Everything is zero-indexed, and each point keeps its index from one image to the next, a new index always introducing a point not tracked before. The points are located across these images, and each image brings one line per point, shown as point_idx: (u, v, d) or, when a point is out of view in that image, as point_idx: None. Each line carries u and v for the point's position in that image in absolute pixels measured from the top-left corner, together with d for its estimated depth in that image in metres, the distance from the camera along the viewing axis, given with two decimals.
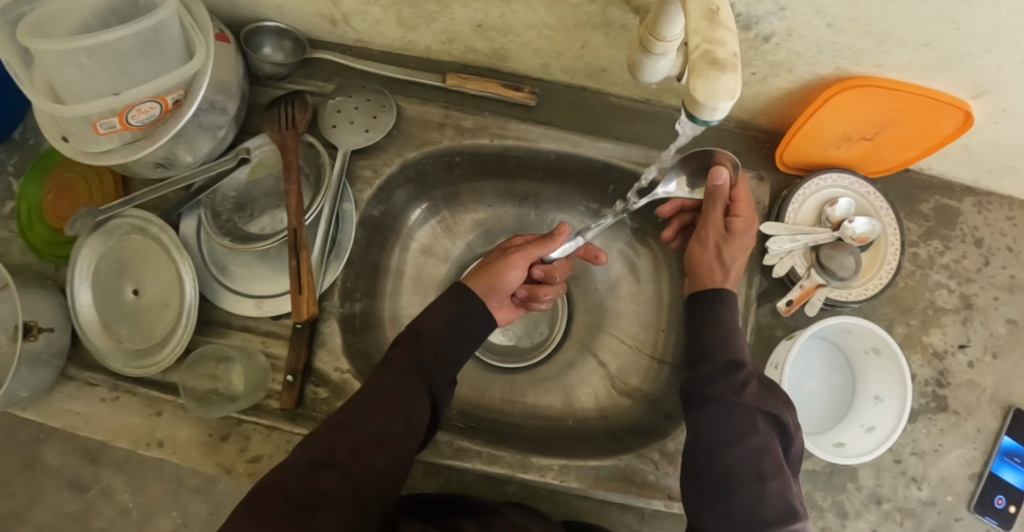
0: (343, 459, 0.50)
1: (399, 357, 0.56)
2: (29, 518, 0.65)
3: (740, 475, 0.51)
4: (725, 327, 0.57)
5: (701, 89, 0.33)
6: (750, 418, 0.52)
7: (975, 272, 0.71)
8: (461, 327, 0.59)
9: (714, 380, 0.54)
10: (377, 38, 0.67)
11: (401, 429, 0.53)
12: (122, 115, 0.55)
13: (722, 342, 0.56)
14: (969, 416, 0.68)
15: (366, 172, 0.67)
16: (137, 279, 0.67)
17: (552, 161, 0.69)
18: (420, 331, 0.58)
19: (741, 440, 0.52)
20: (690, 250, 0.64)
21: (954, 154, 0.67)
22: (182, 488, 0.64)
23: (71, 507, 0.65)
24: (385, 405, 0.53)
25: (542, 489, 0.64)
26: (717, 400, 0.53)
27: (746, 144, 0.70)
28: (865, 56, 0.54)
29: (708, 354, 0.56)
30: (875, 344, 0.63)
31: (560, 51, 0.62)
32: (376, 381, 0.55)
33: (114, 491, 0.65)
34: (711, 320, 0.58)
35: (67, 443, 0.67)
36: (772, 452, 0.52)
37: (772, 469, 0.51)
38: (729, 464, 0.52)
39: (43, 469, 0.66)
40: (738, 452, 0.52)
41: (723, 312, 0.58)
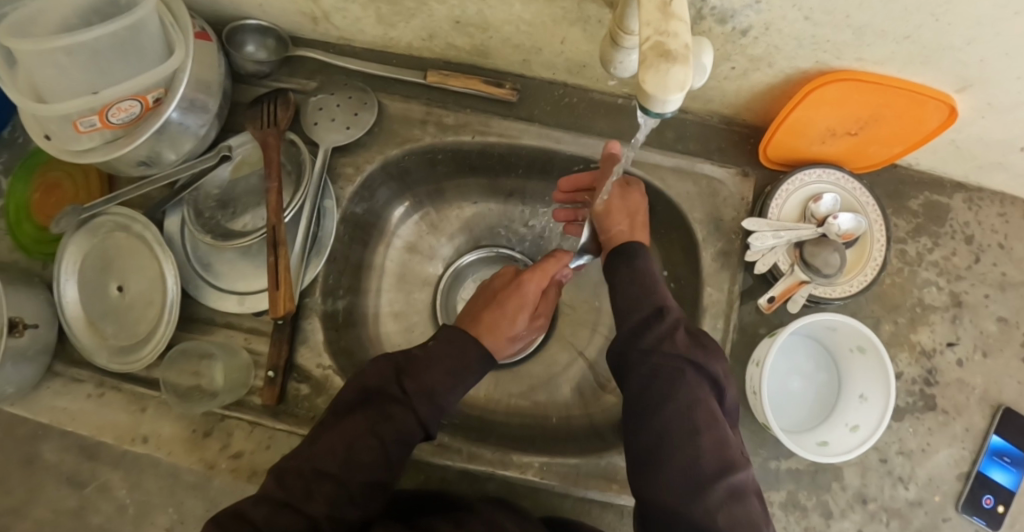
0: (316, 510, 0.51)
1: (400, 418, 0.54)
2: (27, 514, 0.67)
3: (674, 432, 0.50)
4: (641, 279, 0.58)
5: (650, 81, 0.33)
6: (676, 373, 0.52)
7: (966, 269, 0.70)
8: (459, 371, 0.57)
9: (640, 336, 0.55)
10: (358, 35, 0.67)
11: (377, 483, 0.54)
12: (102, 113, 0.56)
13: (650, 291, 0.57)
14: (958, 415, 0.67)
15: (348, 169, 0.67)
16: (122, 276, 0.67)
17: (534, 157, 0.69)
18: (430, 387, 0.56)
19: (672, 399, 0.51)
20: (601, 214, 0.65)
21: (942, 149, 0.65)
22: (178, 484, 0.65)
23: (70, 503, 0.66)
24: (367, 464, 0.53)
25: (522, 487, 0.64)
26: (647, 358, 0.53)
27: (730, 140, 0.69)
28: (845, 49, 0.53)
29: (634, 308, 0.56)
30: (860, 343, 0.62)
31: (539, 47, 0.62)
32: (362, 434, 0.54)
33: (111, 487, 0.66)
34: (633, 272, 0.59)
35: (65, 439, 0.68)
36: (702, 406, 0.51)
37: (705, 423, 0.50)
38: (664, 422, 0.51)
39: (43, 465, 0.68)
40: (668, 411, 0.51)
41: (637, 261, 0.59)
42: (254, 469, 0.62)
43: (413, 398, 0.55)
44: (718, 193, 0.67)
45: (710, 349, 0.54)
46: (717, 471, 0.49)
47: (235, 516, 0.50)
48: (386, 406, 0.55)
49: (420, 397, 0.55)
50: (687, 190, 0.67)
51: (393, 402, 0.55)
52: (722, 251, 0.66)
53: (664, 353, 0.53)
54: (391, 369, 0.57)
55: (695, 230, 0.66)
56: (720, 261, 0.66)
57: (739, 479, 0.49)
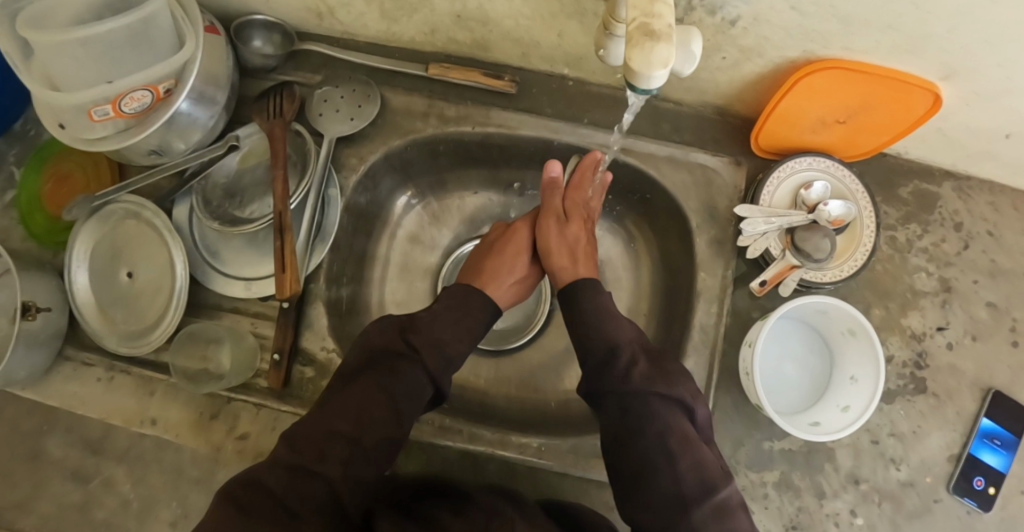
0: (332, 471, 0.51)
1: (410, 373, 0.57)
2: (30, 509, 0.67)
3: (654, 460, 0.52)
4: (598, 315, 0.59)
5: (636, 59, 0.35)
6: (643, 404, 0.53)
7: (955, 256, 0.71)
8: (462, 329, 0.61)
9: (603, 374, 0.56)
10: (363, 30, 0.69)
11: (390, 440, 0.55)
12: (116, 102, 0.58)
13: (609, 327, 0.58)
14: (948, 399, 0.69)
15: (353, 160, 0.69)
16: (132, 263, 0.69)
17: (532, 147, 0.71)
18: (438, 342, 0.59)
19: (642, 432, 0.52)
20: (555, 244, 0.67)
21: (930, 138, 0.67)
22: (182, 479, 0.66)
23: (74, 500, 0.68)
24: (381, 421, 0.55)
25: (520, 467, 0.66)
26: (611, 394, 0.54)
27: (724, 130, 0.71)
28: (832, 39, 0.55)
29: (591, 346, 0.57)
30: (851, 326, 0.63)
31: (537, 40, 0.64)
32: (373, 391, 0.55)
33: (115, 482, 0.67)
34: (589, 312, 0.59)
35: (70, 435, 0.69)
36: (676, 431, 0.52)
37: (680, 447, 0.51)
38: (640, 452, 0.52)
39: (47, 459, 0.69)
40: (641, 442, 0.52)
41: (594, 299, 0.60)
42: (260, 451, 0.65)
43: (422, 352, 0.58)
44: (712, 182, 0.68)
45: (673, 375, 0.55)
46: (700, 490, 0.50)
47: (248, 482, 0.50)
48: (395, 363, 0.57)
49: (428, 353, 0.58)
50: (682, 179, 0.69)
51: (401, 359, 0.58)
52: (717, 238, 0.67)
53: (627, 389, 0.54)
54: (396, 329, 0.60)
55: (690, 217, 0.68)
56: (714, 248, 0.67)
57: (722, 495, 0.51)
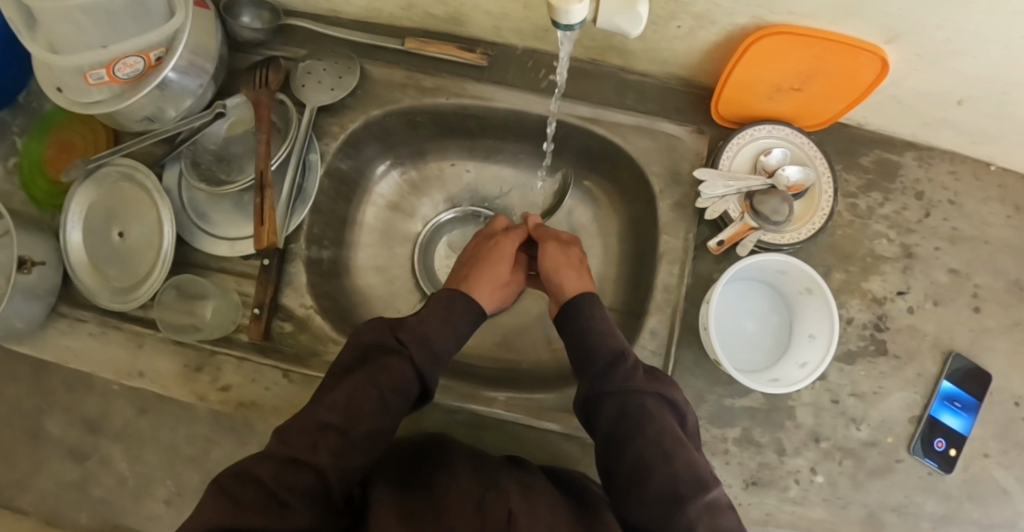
0: (322, 460, 0.53)
1: (397, 368, 0.59)
2: (31, 486, 0.73)
3: (648, 461, 0.55)
4: (595, 325, 0.62)
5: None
6: (643, 408, 0.57)
7: (916, 223, 0.73)
8: (445, 323, 0.62)
9: (602, 379, 0.59)
10: (345, 6, 0.73)
11: (378, 432, 0.57)
12: (109, 67, 0.62)
13: (602, 330, 0.61)
14: (910, 361, 0.70)
15: (334, 128, 0.73)
16: (124, 223, 0.73)
17: (505, 118, 0.74)
18: (424, 338, 0.61)
19: (639, 432, 0.56)
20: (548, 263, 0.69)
21: (887, 105, 0.70)
22: (177, 457, 0.71)
23: (72, 475, 0.73)
24: (370, 413, 0.56)
25: (488, 420, 0.68)
26: (613, 397, 0.58)
27: (688, 100, 0.73)
28: (778, 3, 0.58)
29: (593, 354, 0.60)
30: (808, 285, 0.66)
31: (506, 12, 0.68)
32: (362, 387, 0.57)
33: (114, 460, 0.72)
34: (590, 319, 0.62)
35: (68, 415, 0.74)
36: (670, 430, 0.56)
37: (674, 447, 0.55)
38: (636, 453, 0.55)
39: (46, 438, 0.74)
40: (636, 444, 0.55)
41: (594, 311, 0.63)
42: (241, 400, 0.68)
43: (409, 347, 0.60)
44: (676, 148, 0.71)
45: (664, 380, 0.59)
46: (693, 487, 0.54)
47: (240, 473, 0.51)
48: (384, 360, 0.59)
49: (416, 347, 0.60)
50: (647, 145, 0.72)
51: (390, 354, 0.60)
52: (679, 202, 0.70)
53: (622, 397, 0.57)
54: (386, 327, 0.62)
55: (654, 182, 0.71)
56: (677, 211, 0.70)
57: (714, 495, 0.54)
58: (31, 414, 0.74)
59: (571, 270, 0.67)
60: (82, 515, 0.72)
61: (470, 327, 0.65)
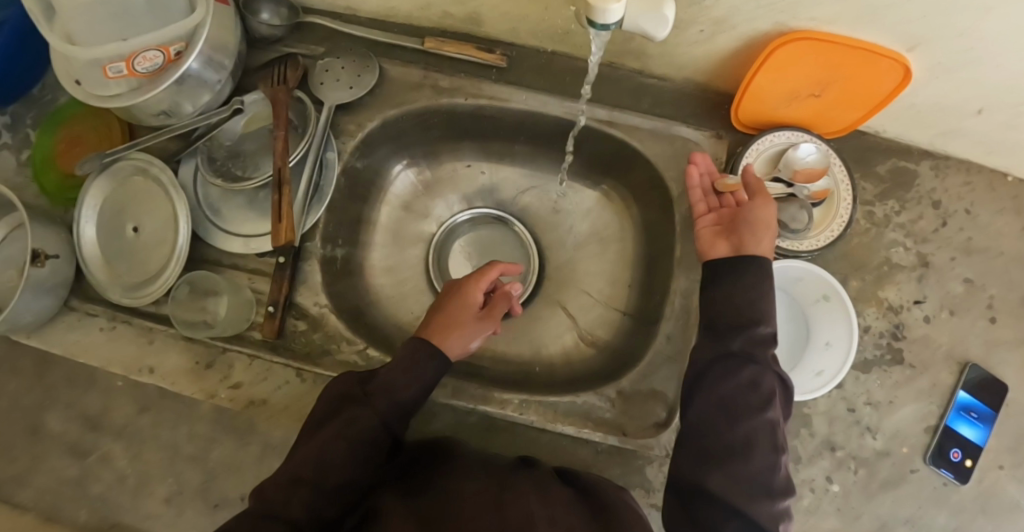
0: (294, 514, 0.53)
1: (365, 418, 0.57)
2: (29, 482, 0.69)
3: (757, 441, 0.56)
4: (770, 292, 0.60)
5: None
6: (773, 391, 0.57)
7: (932, 232, 0.73)
8: (408, 369, 0.60)
9: (747, 346, 0.58)
10: (362, 4, 0.73)
11: (349, 485, 0.56)
12: (129, 61, 0.62)
13: (763, 308, 0.60)
14: (924, 370, 0.70)
15: (350, 126, 0.73)
16: (137, 217, 0.72)
17: (522, 120, 0.74)
18: (387, 389, 0.59)
19: (762, 412, 0.56)
20: (750, 211, 0.63)
21: (904, 114, 0.69)
22: (178, 456, 0.68)
23: (71, 472, 0.69)
24: (340, 465, 0.55)
25: (501, 422, 0.67)
26: (753, 369, 0.57)
27: (706, 105, 0.73)
28: (798, 9, 0.58)
29: (759, 321, 0.59)
30: (824, 291, 0.67)
31: (526, 13, 0.68)
32: (331, 440, 0.56)
33: (113, 457, 0.69)
34: (764, 287, 0.60)
35: (70, 411, 0.71)
36: (778, 427, 0.57)
37: (780, 443, 0.57)
38: (749, 430, 0.56)
39: (47, 436, 0.71)
40: (754, 421, 0.56)
41: (769, 280, 0.60)
42: (251, 399, 0.68)
43: (374, 399, 0.58)
44: (692, 154, 0.71)
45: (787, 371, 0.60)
46: (781, 489, 0.55)
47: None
48: (351, 410, 0.58)
49: (381, 397, 0.58)
50: (663, 150, 0.71)
51: (357, 404, 0.58)
52: None
53: (752, 374, 0.57)
54: (354, 379, 0.61)
55: (672, 188, 0.71)
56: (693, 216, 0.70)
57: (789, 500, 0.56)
58: (31, 410, 0.72)
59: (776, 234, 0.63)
60: (80, 515, 0.68)
61: (437, 375, 0.62)
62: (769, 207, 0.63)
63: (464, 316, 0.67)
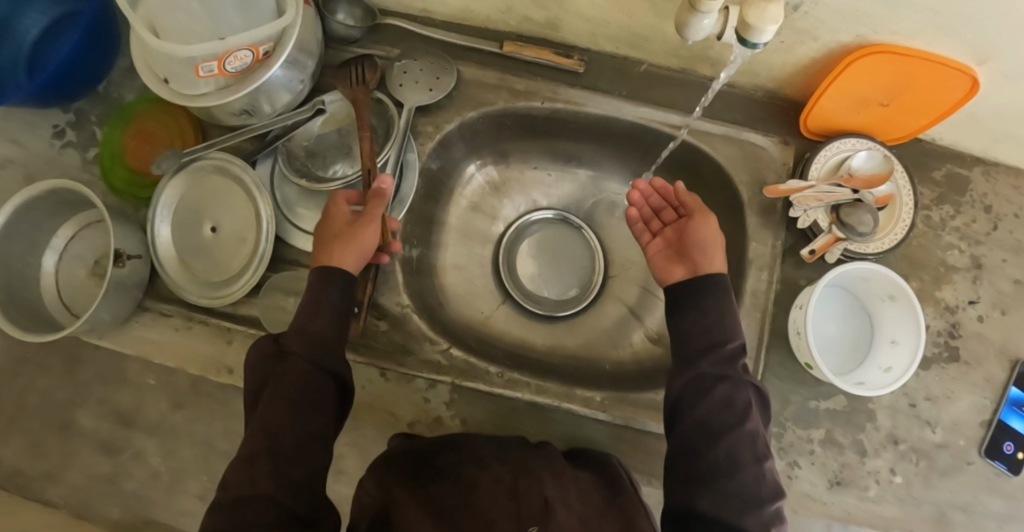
0: (268, 489, 0.51)
1: (295, 367, 0.57)
2: (62, 479, 0.72)
3: (740, 457, 0.57)
4: (732, 311, 0.62)
5: (752, 16, 0.40)
6: (748, 404, 0.58)
7: (984, 235, 0.76)
8: (312, 304, 0.59)
9: (714, 363, 0.60)
10: (441, 7, 0.74)
11: (311, 435, 0.55)
12: (222, 60, 0.62)
13: (728, 324, 0.62)
14: (978, 366, 0.73)
15: (428, 128, 0.74)
16: (215, 217, 0.72)
17: (595, 123, 0.76)
18: (304, 330, 0.58)
19: (738, 427, 0.58)
20: (694, 231, 0.67)
21: (963, 123, 0.73)
22: (212, 452, 0.72)
23: (104, 469, 0.72)
24: (287, 423, 0.54)
25: (583, 420, 0.69)
26: (724, 385, 0.59)
27: (773, 111, 0.76)
28: (881, 23, 0.61)
29: (722, 343, 0.61)
30: (892, 292, 0.68)
31: (608, 20, 0.69)
32: (270, 398, 0.55)
33: (146, 454, 0.72)
34: (724, 309, 0.62)
35: (102, 407, 0.73)
36: (761, 438, 0.58)
37: (764, 451, 0.58)
38: (728, 446, 0.57)
39: (77, 431, 0.73)
40: (733, 437, 0.57)
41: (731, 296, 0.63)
42: None
43: (294, 348, 0.58)
44: (761, 158, 0.74)
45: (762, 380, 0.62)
46: (771, 495, 0.57)
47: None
48: (276, 367, 0.57)
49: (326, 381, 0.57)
50: (733, 154, 0.74)
51: (280, 361, 0.58)
52: (765, 210, 0.73)
53: (721, 391, 0.59)
54: (268, 341, 0.60)
55: (742, 191, 0.74)
56: (763, 220, 0.73)
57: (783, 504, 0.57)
58: (62, 405, 0.74)
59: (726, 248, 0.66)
60: (112, 511, 0.71)
61: (347, 300, 0.61)
62: (710, 224, 0.67)
63: (343, 250, 0.62)
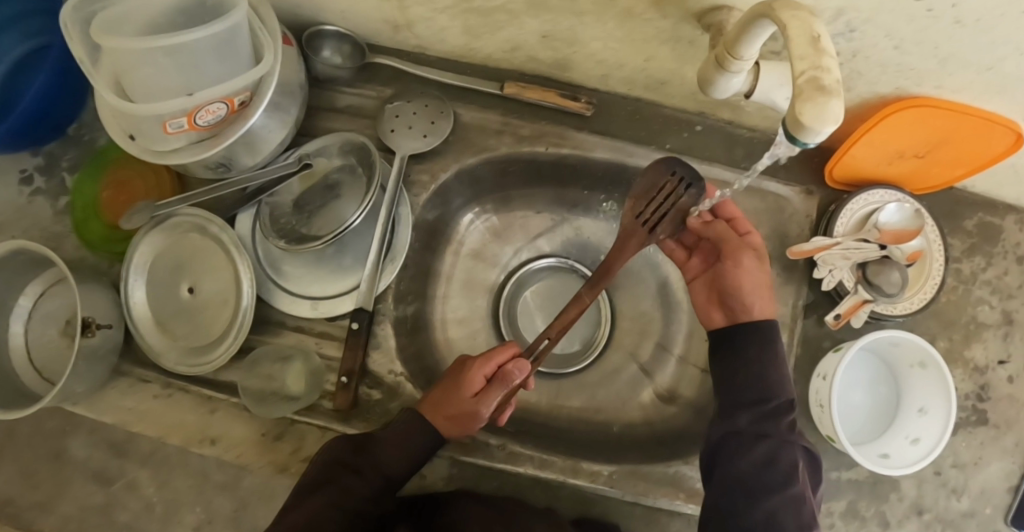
0: None
1: (356, 489, 0.57)
2: (53, 509, 0.64)
3: (781, 521, 0.52)
4: (778, 365, 0.57)
5: (808, 113, 0.34)
6: (794, 465, 0.53)
7: (1017, 288, 0.71)
8: (400, 439, 0.59)
9: (758, 416, 0.56)
10: (438, 44, 0.67)
11: None
12: (192, 115, 0.55)
13: (772, 376, 0.57)
14: (1008, 430, 0.69)
15: (423, 177, 0.68)
16: (194, 277, 0.67)
17: (605, 170, 0.70)
18: (379, 463, 0.58)
19: (783, 488, 0.53)
20: (729, 272, 0.61)
21: (1001, 172, 0.68)
22: (208, 484, 0.63)
23: (97, 499, 0.64)
24: None
25: (593, 495, 0.65)
26: (766, 442, 0.54)
27: (797, 158, 0.71)
28: (927, 77, 0.56)
29: (767, 396, 0.56)
30: (921, 358, 0.64)
31: (622, 63, 0.63)
32: (322, 511, 0.54)
33: (140, 485, 0.64)
34: (770, 362, 0.57)
35: (93, 435, 0.66)
36: (807, 504, 0.53)
37: (810, 518, 0.52)
38: (769, 509, 0.52)
39: (70, 459, 0.66)
40: (777, 499, 0.52)
41: (776, 347, 0.58)
42: None
43: (365, 470, 0.57)
44: (784, 210, 0.69)
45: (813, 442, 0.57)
46: None
47: None
48: (343, 480, 0.56)
49: (373, 471, 0.58)
50: (755, 206, 0.69)
51: (347, 475, 0.57)
52: (788, 265, 0.68)
53: (763, 445, 0.54)
54: (343, 443, 0.59)
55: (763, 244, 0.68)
56: (785, 276, 0.68)
57: None
58: (54, 434, 0.67)
59: (768, 290, 0.60)
60: None
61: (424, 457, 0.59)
62: (746, 261, 0.61)
63: (453, 398, 0.60)
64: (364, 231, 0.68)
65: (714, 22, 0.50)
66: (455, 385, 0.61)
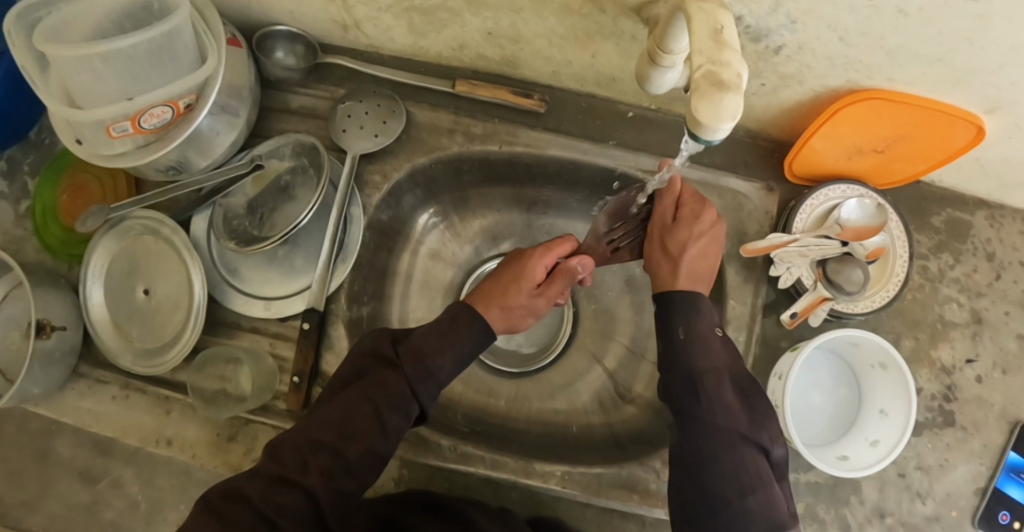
0: (312, 482, 0.49)
1: (393, 381, 0.53)
2: (40, 508, 0.66)
3: (721, 492, 0.47)
4: (690, 333, 0.52)
5: (703, 111, 0.34)
6: (724, 431, 0.49)
7: (987, 286, 0.69)
8: (444, 335, 0.55)
9: (681, 386, 0.51)
10: (388, 43, 0.67)
11: (375, 454, 0.52)
12: (134, 119, 0.55)
13: (689, 345, 0.52)
14: (976, 432, 0.67)
15: (375, 177, 0.68)
16: (149, 279, 0.68)
17: (560, 168, 0.69)
18: (421, 353, 0.54)
19: (716, 458, 0.48)
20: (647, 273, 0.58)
21: (967, 167, 0.66)
22: (190, 482, 0.65)
23: (81, 498, 0.66)
24: (363, 433, 0.51)
25: (544, 496, 0.65)
26: (691, 413, 0.50)
27: (756, 153, 0.70)
28: (877, 70, 0.54)
29: (682, 363, 0.52)
30: (882, 360, 0.62)
31: (570, 59, 0.62)
32: (358, 403, 0.52)
33: (125, 483, 0.66)
34: (682, 332, 0.52)
35: (79, 436, 0.68)
36: (753, 466, 0.48)
37: (752, 482, 0.47)
38: (707, 480, 0.48)
39: (55, 460, 0.67)
40: (713, 469, 0.48)
41: (689, 315, 0.53)
42: None
43: (407, 364, 0.53)
44: (743, 207, 0.68)
45: (758, 406, 0.50)
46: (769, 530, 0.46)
47: (228, 493, 0.48)
48: (381, 373, 0.53)
49: (413, 362, 0.53)
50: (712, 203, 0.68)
51: (388, 368, 0.53)
52: (747, 263, 0.67)
53: (691, 415, 0.50)
54: (386, 336, 0.56)
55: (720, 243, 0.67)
56: (744, 275, 0.67)
57: None
58: (40, 434, 0.68)
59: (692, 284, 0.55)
60: None
61: (476, 345, 0.56)
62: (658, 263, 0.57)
63: (513, 291, 0.60)
64: (314, 229, 0.69)
65: (651, 15, 0.49)
66: (515, 274, 0.61)
